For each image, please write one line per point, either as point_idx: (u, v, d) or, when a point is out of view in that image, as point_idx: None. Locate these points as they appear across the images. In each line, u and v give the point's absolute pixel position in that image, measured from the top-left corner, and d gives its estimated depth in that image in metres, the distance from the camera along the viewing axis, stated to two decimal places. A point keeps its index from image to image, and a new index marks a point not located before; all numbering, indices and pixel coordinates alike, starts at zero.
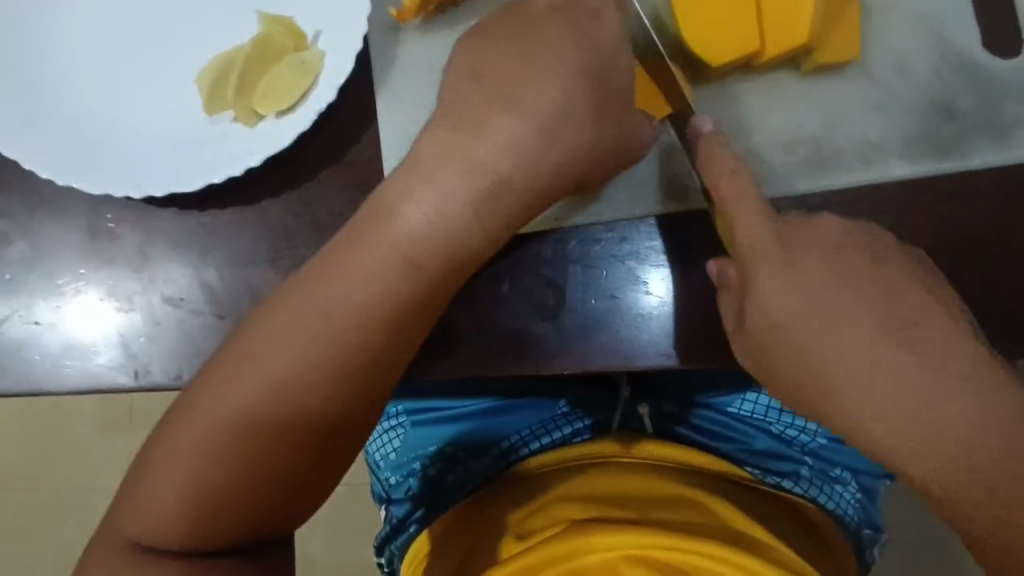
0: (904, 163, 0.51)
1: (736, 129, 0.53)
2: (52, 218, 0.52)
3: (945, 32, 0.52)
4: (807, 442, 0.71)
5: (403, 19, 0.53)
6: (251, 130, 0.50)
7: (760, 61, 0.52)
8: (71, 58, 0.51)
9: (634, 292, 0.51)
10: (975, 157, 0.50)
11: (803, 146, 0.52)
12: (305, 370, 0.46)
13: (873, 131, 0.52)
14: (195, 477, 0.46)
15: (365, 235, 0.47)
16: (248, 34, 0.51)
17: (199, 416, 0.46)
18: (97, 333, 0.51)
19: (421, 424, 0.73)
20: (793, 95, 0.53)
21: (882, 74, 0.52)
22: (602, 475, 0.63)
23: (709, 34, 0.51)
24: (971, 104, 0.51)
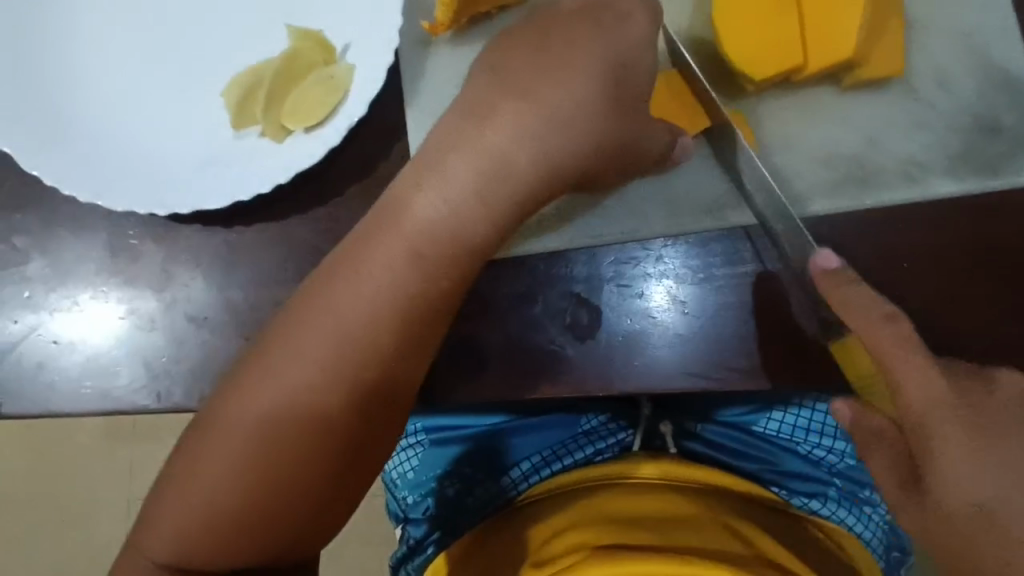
0: (947, 182, 0.50)
1: (774, 146, 0.52)
2: (74, 234, 0.51)
3: (988, 48, 0.51)
4: (835, 463, 0.69)
5: (434, 32, 0.52)
6: (279, 146, 0.49)
7: (801, 76, 0.51)
8: (95, 71, 0.50)
9: (669, 313, 0.50)
10: (1020, 175, 0.49)
11: (844, 164, 0.51)
12: (325, 392, 0.43)
13: (916, 150, 0.51)
14: (206, 508, 0.42)
15: (387, 248, 0.44)
16: (277, 48, 0.50)
17: (214, 441, 0.43)
18: (118, 353, 0.50)
19: (440, 443, 0.70)
20: (833, 112, 0.52)
21: (923, 90, 0.52)
22: (620, 496, 0.61)
23: (750, 49, 0.49)
24: (1015, 120, 0.50)
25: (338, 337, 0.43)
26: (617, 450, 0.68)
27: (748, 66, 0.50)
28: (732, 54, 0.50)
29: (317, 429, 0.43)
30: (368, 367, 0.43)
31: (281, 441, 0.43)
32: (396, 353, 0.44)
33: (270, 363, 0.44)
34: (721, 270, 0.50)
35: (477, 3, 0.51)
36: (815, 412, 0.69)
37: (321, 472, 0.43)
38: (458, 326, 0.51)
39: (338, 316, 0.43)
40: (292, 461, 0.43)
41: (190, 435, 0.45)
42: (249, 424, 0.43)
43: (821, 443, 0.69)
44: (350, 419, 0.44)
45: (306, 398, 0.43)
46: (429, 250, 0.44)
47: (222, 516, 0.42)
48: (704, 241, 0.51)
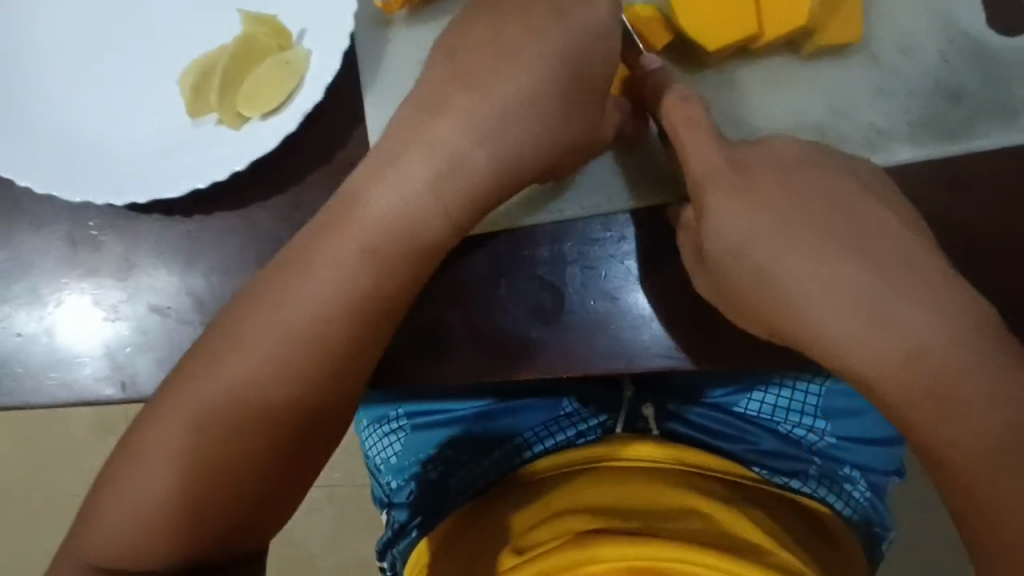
0: (909, 148, 0.49)
1: (737, 116, 0.51)
2: (34, 227, 0.51)
3: (950, 13, 0.51)
4: (814, 441, 0.70)
5: (390, 10, 0.51)
6: (236, 134, 0.48)
7: (760, 45, 0.50)
8: (49, 61, 0.50)
9: (633, 292, 0.50)
10: (983, 138, 0.48)
11: (806, 135, 0.51)
12: (283, 379, 0.44)
13: (879, 117, 0.50)
14: (171, 492, 0.43)
15: (353, 236, 0.44)
16: (232, 34, 0.50)
17: (176, 427, 0.43)
18: (83, 344, 0.50)
19: (422, 427, 0.72)
20: (795, 81, 0.51)
21: (886, 56, 0.51)
22: (596, 480, 0.61)
23: (704, 16, 0.49)
24: (979, 85, 0.50)
25: (304, 323, 0.44)
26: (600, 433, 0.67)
27: (705, 36, 0.49)
28: (688, 24, 0.49)
29: (281, 413, 0.44)
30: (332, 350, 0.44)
31: (249, 427, 0.44)
32: (352, 336, 0.44)
33: (229, 348, 0.44)
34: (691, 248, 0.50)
35: None
36: (796, 391, 0.70)
37: (284, 455, 0.44)
38: (422, 311, 0.51)
39: (302, 299, 0.44)
40: (261, 446, 0.44)
41: (145, 423, 0.44)
42: (215, 409, 0.44)
43: (801, 422, 0.70)
44: (315, 400, 0.45)
45: (269, 383, 0.44)
46: (394, 244, 0.45)
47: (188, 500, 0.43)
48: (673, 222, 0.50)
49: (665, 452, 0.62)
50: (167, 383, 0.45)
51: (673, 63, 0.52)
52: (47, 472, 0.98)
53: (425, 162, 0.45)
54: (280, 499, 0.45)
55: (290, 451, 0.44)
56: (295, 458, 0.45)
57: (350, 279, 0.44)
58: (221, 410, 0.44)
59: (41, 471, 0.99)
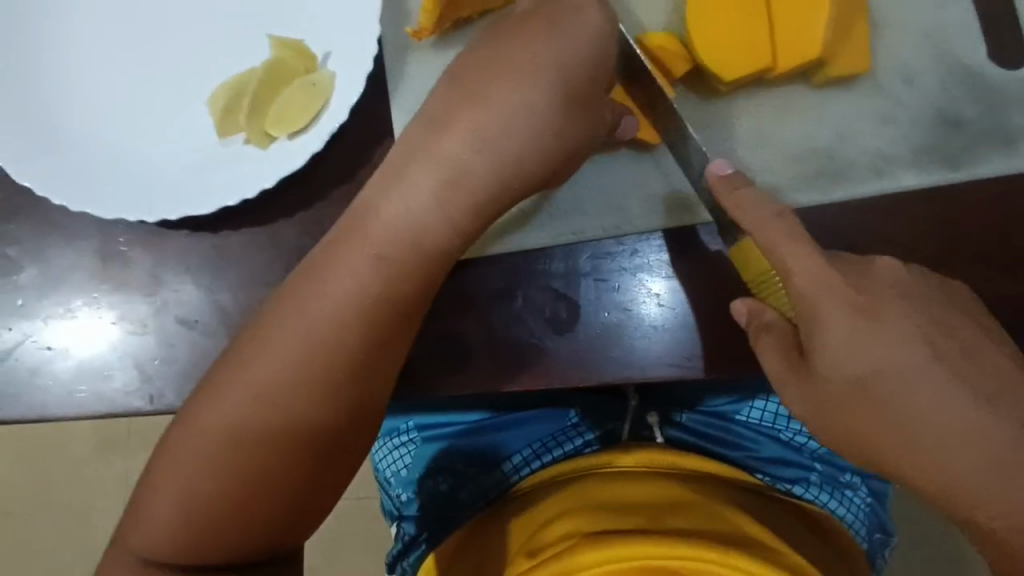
0: (914, 174, 0.52)
1: (749, 142, 0.54)
2: (65, 243, 0.53)
3: (950, 46, 0.53)
4: (816, 448, 0.71)
5: (418, 37, 0.53)
6: (264, 153, 0.50)
7: (774, 75, 0.53)
8: (83, 84, 0.52)
9: (644, 304, 0.52)
10: (983, 165, 0.51)
11: (815, 159, 0.53)
12: (308, 387, 0.45)
13: (884, 144, 0.53)
14: (205, 501, 0.44)
15: (364, 244, 0.45)
16: (260, 58, 0.52)
17: (207, 438, 0.45)
18: (110, 357, 0.51)
19: (432, 440, 0.72)
20: (804, 108, 0.54)
21: (890, 86, 0.54)
22: (592, 487, 0.62)
23: (720, 48, 0.51)
24: (978, 113, 0.53)
25: (329, 338, 0.45)
26: (606, 441, 0.69)
27: (725, 66, 0.51)
28: (707, 55, 0.51)
29: (306, 425, 0.45)
30: (360, 362, 0.46)
31: (276, 437, 0.45)
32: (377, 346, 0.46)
33: (256, 355, 0.45)
34: (700, 264, 0.52)
35: (458, 9, 0.52)
36: None
37: (312, 464, 0.46)
38: (441, 323, 0.53)
39: (325, 314, 0.45)
40: (287, 455, 0.45)
41: (176, 434, 0.45)
42: (243, 421, 0.45)
43: (802, 429, 0.72)
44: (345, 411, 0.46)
45: (295, 391, 0.45)
46: (415, 256, 0.46)
47: (221, 510, 0.44)
48: (686, 242, 0.53)
49: (653, 455, 0.63)
50: (196, 396, 0.46)
51: (689, 91, 0.54)
52: (55, 487, 0.99)
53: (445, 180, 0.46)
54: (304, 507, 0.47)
55: (317, 460, 0.46)
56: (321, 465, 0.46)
57: (372, 294, 0.45)
58: (249, 421, 0.45)
59: (48, 485, 0.99)
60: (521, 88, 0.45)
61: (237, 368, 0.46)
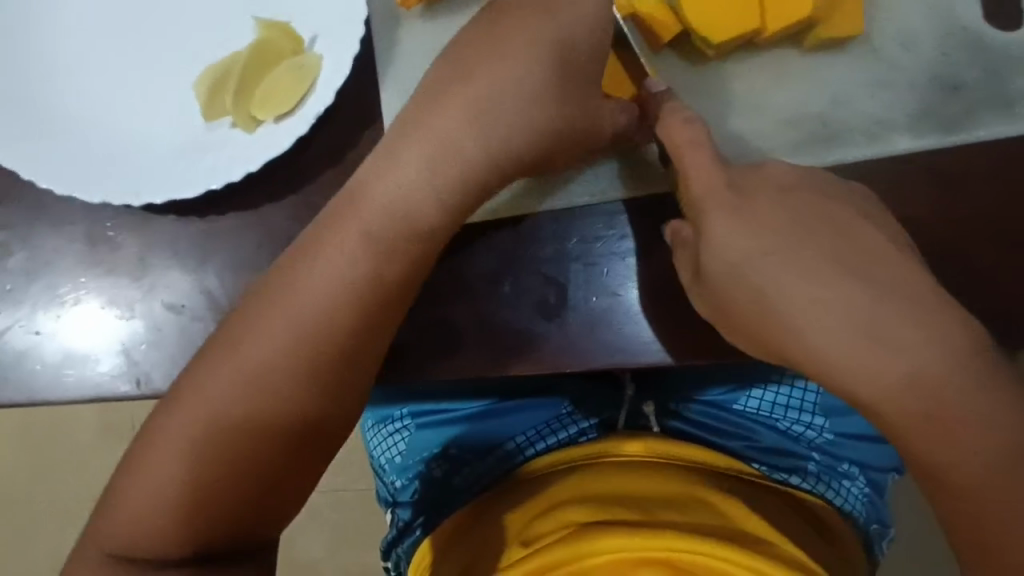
0: (910, 138, 0.51)
1: (740, 106, 0.53)
2: (51, 228, 0.52)
3: (950, 9, 0.52)
4: (813, 438, 0.71)
5: (406, 5, 0.53)
6: (250, 137, 0.50)
7: (764, 37, 0.52)
8: (70, 67, 0.52)
9: (637, 290, 0.51)
10: (980, 129, 0.50)
11: (809, 124, 0.52)
12: (294, 367, 0.45)
13: (879, 108, 0.52)
14: (191, 485, 0.44)
15: (361, 229, 0.46)
16: (247, 41, 0.51)
17: (193, 421, 0.45)
18: (98, 342, 0.51)
19: (426, 427, 0.72)
20: (796, 72, 0.53)
21: (886, 49, 0.53)
22: (594, 477, 0.61)
23: (708, 9, 0.50)
24: (975, 78, 0.52)
25: (318, 321, 0.45)
26: (603, 429, 0.68)
27: (715, 30, 0.50)
28: (693, 16, 0.50)
29: (292, 410, 0.45)
30: (349, 346, 0.45)
31: (264, 419, 0.45)
32: (361, 332, 0.46)
33: (244, 343, 0.45)
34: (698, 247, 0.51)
35: None
36: (794, 389, 0.71)
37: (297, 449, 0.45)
38: (429, 308, 0.52)
39: (314, 295, 0.45)
40: (277, 436, 0.45)
41: (161, 416, 0.46)
42: (229, 404, 0.45)
43: (800, 419, 0.71)
44: (333, 397, 0.46)
45: (283, 376, 0.45)
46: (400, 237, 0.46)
47: (207, 493, 0.44)
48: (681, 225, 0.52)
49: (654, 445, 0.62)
50: (186, 379, 0.46)
51: (677, 57, 0.53)
52: (53, 475, 0.99)
53: (430, 165, 0.46)
54: (290, 492, 0.46)
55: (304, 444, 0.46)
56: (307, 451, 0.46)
57: (358, 278, 0.45)
58: (235, 405, 0.45)
59: (46, 473, 0.99)
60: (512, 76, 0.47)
61: (228, 349, 0.46)
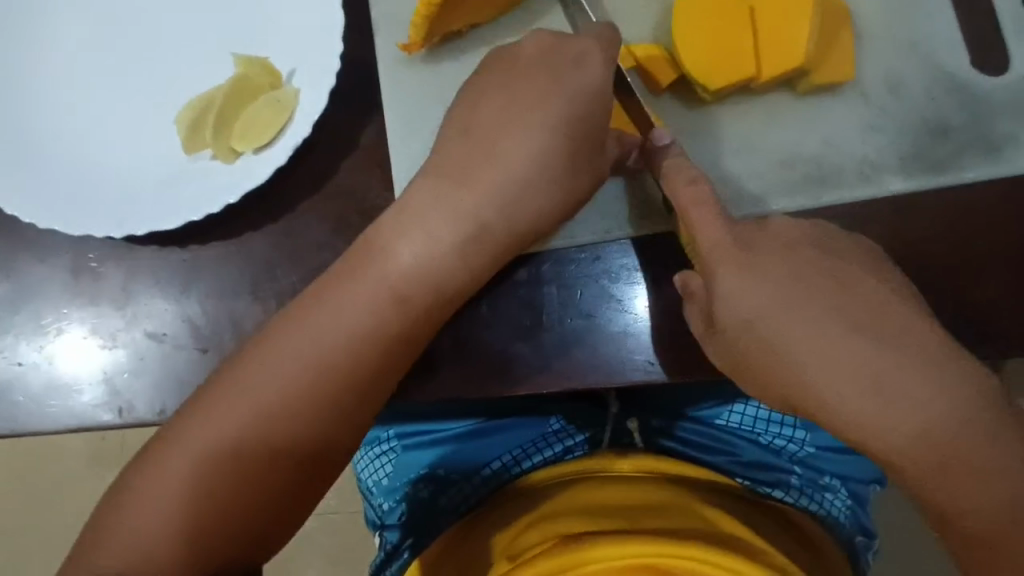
0: (903, 179, 0.52)
1: (737, 151, 0.54)
2: (35, 260, 0.53)
3: (936, 56, 0.53)
4: (795, 451, 0.71)
5: (409, 52, 0.54)
6: (230, 168, 0.51)
7: (759, 84, 0.53)
8: (54, 103, 0.53)
9: (611, 309, 0.53)
10: (969, 171, 0.51)
11: (803, 166, 0.53)
12: (273, 393, 0.46)
13: (871, 150, 0.53)
14: (179, 510, 0.45)
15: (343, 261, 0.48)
16: (226, 76, 0.53)
17: (176, 449, 0.45)
18: (81, 372, 0.52)
19: (412, 448, 0.72)
20: (790, 116, 0.54)
21: (877, 93, 0.54)
22: (586, 491, 0.63)
23: (704, 56, 0.51)
24: (963, 120, 0.53)
25: (300, 350, 0.46)
26: (588, 446, 0.69)
27: (708, 75, 0.52)
28: (690, 64, 0.51)
29: (269, 435, 0.46)
30: (329, 370, 0.46)
31: (246, 445, 0.46)
32: (339, 359, 0.46)
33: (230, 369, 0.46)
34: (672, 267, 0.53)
35: (447, 24, 0.53)
36: None
37: (280, 473, 0.46)
38: None
39: (301, 324, 0.47)
40: (261, 462, 0.46)
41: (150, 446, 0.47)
42: (209, 433, 0.45)
43: (781, 433, 0.72)
44: (315, 422, 0.46)
45: (261, 403, 0.46)
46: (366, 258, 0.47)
47: (191, 520, 0.45)
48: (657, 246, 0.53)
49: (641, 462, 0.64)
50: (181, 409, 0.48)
51: (675, 102, 0.54)
52: (42, 506, 0.99)
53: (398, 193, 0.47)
54: (274, 518, 0.47)
55: (285, 469, 0.46)
56: (287, 476, 0.46)
57: (339, 309, 0.47)
58: (215, 432, 0.45)
59: (35, 505, 0.99)
60: (483, 106, 0.49)
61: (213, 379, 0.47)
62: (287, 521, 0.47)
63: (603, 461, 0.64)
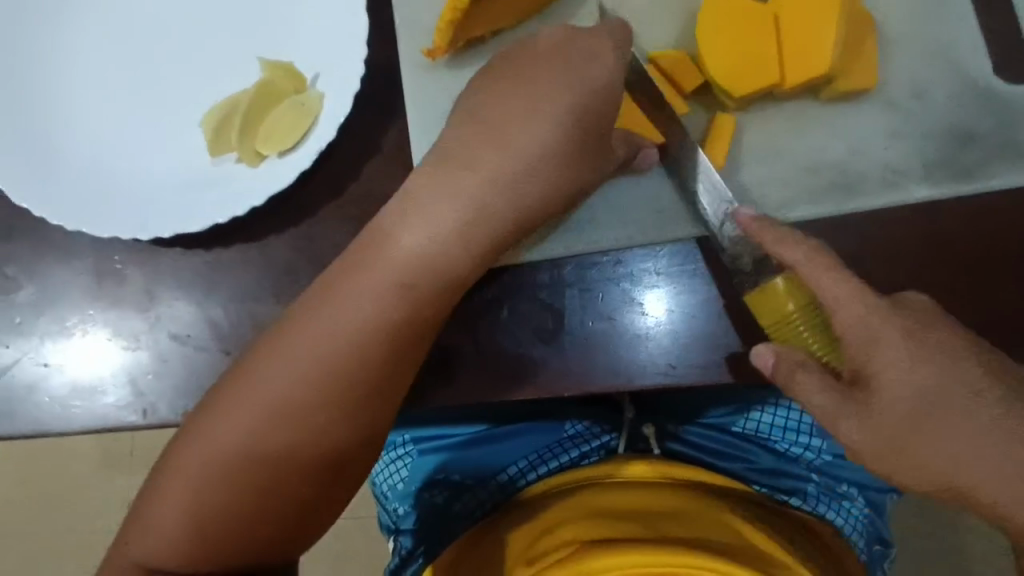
0: (926, 187, 0.52)
1: (761, 157, 0.54)
2: (60, 261, 0.54)
3: (958, 62, 0.54)
4: (812, 459, 0.70)
5: (433, 58, 0.55)
6: (255, 171, 0.52)
7: (783, 91, 0.53)
8: (79, 106, 0.53)
9: (631, 314, 0.53)
10: (996, 179, 0.51)
11: (827, 172, 0.53)
12: (295, 395, 0.46)
13: (896, 157, 0.53)
14: (205, 508, 0.45)
15: (357, 258, 0.46)
16: (251, 80, 0.53)
17: (201, 449, 0.46)
18: (104, 373, 0.52)
19: (427, 453, 0.72)
20: (814, 123, 0.54)
21: (900, 100, 0.54)
22: (598, 496, 0.63)
23: (730, 62, 0.52)
24: (986, 128, 0.53)
25: (321, 352, 0.46)
26: (603, 453, 0.69)
27: (733, 82, 0.52)
28: (715, 69, 0.52)
29: (293, 436, 0.46)
30: (347, 373, 0.46)
31: (266, 447, 0.46)
32: (367, 361, 0.46)
33: (253, 373, 0.46)
34: (691, 272, 0.53)
35: (470, 31, 0.54)
36: (791, 411, 0.71)
37: (303, 472, 0.46)
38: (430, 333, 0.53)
39: (311, 328, 0.46)
40: (283, 464, 0.46)
41: (175, 449, 0.47)
42: (235, 433, 0.45)
43: (798, 441, 0.71)
44: (335, 423, 0.46)
45: (285, 405, 0.46)
46: (381, 259, 0.46)
47: (219, 520, 0.45)
48: (676, 251, 0.53)
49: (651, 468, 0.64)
50: (198, 405, 0.48)
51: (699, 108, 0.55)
52: (54, 509, 0.99)
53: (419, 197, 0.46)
54: (295, 518, 0.47)
55: (307, 469, 0.46)
56: (312, 477, 0.47)
57: (361, 311, 0.46)
58: (239, 431, 0.45)
59: (46, 507, 0.99)
60: (504, 104, 0.47)
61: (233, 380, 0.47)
62: (309, 521, 0.48)
63: (612, 466, 0.64)
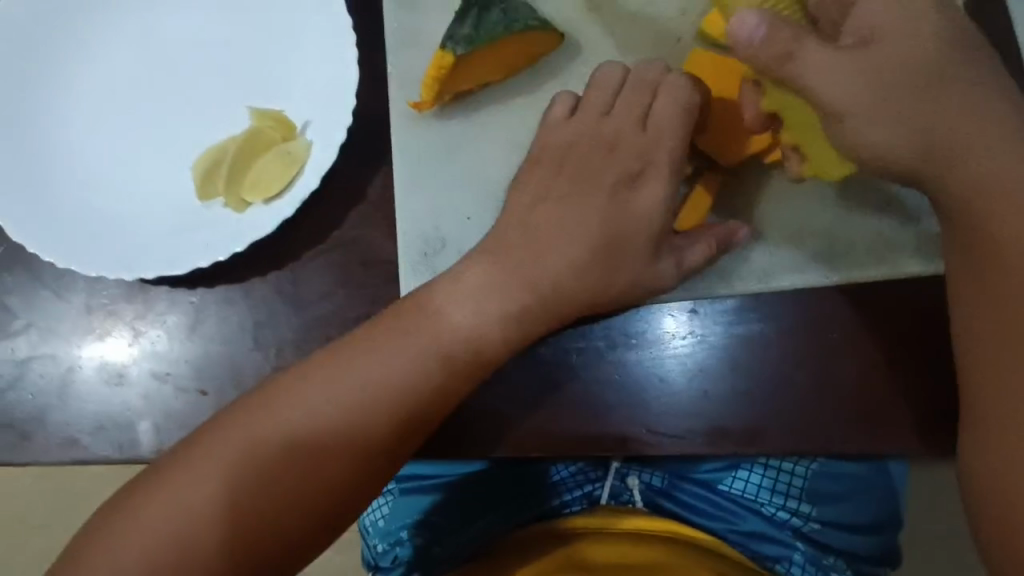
0: (917, 262, 0.50)
1: (750, 221, 0.52)
2: (55, 294, 0.56)
3: None
4: (800, 525, 0.67)
5: (420, 109, 0.54)
6: (239, 216, 0.53)
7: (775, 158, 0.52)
8: (79, 144, 0.55)
9: (613, 374, 0.52)
10: None
11: (816, 241, 0.51)
12: (307, 421, 0.46)
13: (887, 229, 0.51)
14: (182, 520, 0.44)
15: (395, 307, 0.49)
16: (241, 126, 0.55)
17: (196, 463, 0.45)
18: (87, 406, 0.54)
19: (409, 493, 0.70)
20: (805, 189, 0.52)
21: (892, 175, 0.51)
22: (595, 547, 0.64)
23: (721, 131, 0.50)
24: None
25: (341, 386, 0.47)
26: (585, 503, 0.68)
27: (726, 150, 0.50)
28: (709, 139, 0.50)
29: (292, 462, 0.45)
30: (364, 421, 0.46)
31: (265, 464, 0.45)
32: (385, 399, 0.47)
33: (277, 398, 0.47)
34: (685, 334, 0.52)
35: (458, 81, 0.53)
36: (781, 472, 0.67)
37: (290, 499, 0.45)
38: None
39: (335, 373, 0.47)
40: (272, 497, 0.45)
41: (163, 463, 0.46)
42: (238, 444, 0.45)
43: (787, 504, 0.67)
44: (340, 461, 0.46)
45: (295, 429, 0.46)
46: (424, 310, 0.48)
47: (199, 533, 0.43)
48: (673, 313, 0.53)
49: (649, 523, 0.66)
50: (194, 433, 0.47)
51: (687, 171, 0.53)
52: None
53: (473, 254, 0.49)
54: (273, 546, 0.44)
55: (294, 494, 0.45)
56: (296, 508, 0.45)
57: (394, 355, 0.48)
58: (244, 445, 0.45)
59: None
60: (561, 216, 0.50)
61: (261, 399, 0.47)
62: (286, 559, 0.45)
63: (613, 516, 0.66)
